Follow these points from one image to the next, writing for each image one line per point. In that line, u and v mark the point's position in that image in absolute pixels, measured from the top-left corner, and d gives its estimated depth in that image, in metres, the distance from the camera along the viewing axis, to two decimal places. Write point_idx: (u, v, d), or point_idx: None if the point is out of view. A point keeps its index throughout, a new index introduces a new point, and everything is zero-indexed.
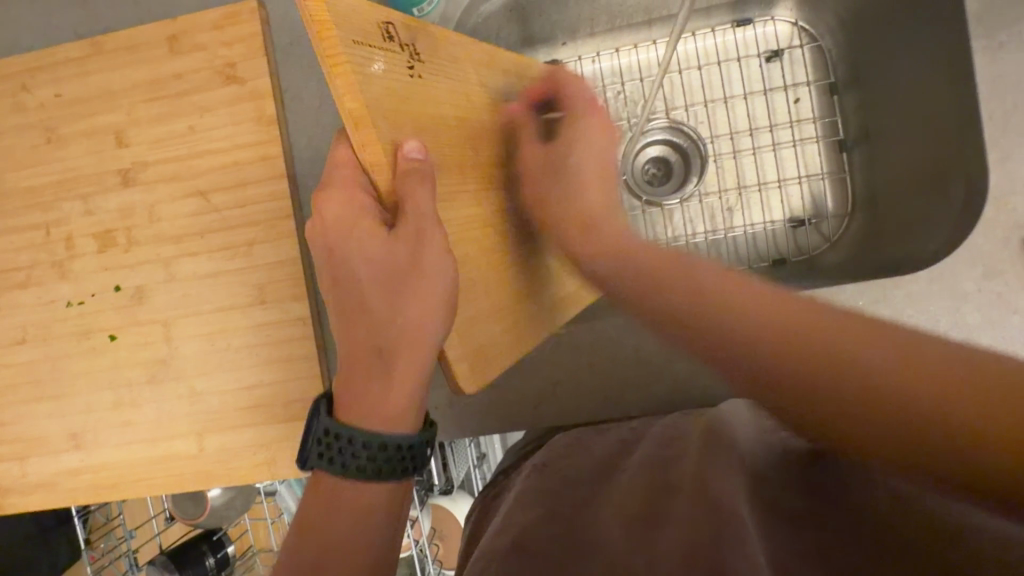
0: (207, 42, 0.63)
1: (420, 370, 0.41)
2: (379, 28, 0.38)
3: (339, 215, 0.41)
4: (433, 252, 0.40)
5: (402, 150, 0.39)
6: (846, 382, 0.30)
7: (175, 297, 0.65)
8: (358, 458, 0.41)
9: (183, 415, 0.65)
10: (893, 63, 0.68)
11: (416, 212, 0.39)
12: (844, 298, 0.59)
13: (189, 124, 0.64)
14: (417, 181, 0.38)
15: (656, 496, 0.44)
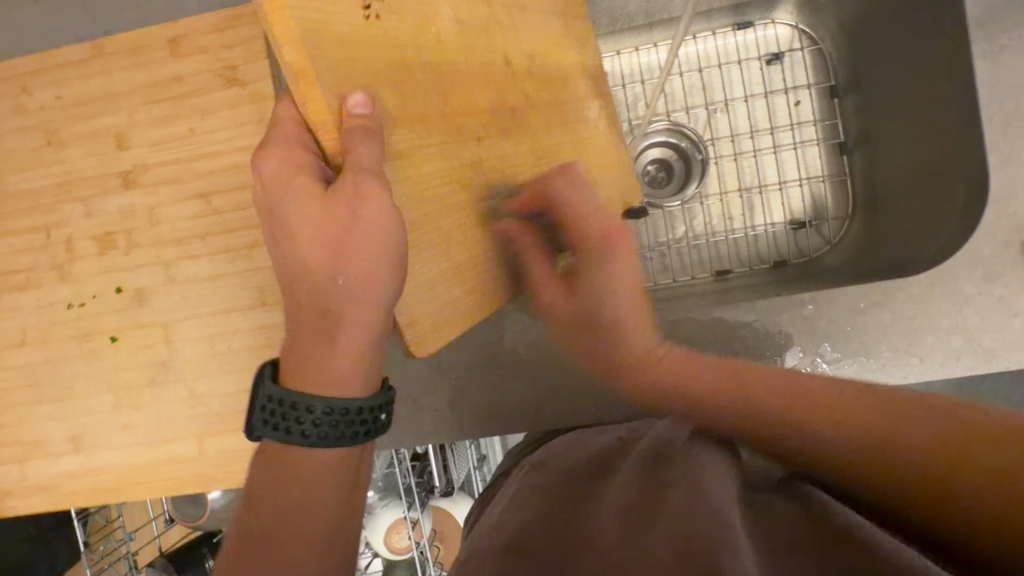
0: (208, 44, 0.63)
1: (367, 336, 0.38)
2: None
3: (273, 173, 0.36)
4: (376, 216, 0.34)
5: (345, 105, 0.32)
6: None
7: (175, 299, 0.64)
8: (305, 423, 0.39)
9: (184, 418, 0.65)
10: (893, 66, 0.68)
11: (358, 169, 0.32)
12: (844, 301, 0.59)
13: (189, 126, 0.64)
14: (361, 138, 0.32)
15: (655, 495, 0.44)
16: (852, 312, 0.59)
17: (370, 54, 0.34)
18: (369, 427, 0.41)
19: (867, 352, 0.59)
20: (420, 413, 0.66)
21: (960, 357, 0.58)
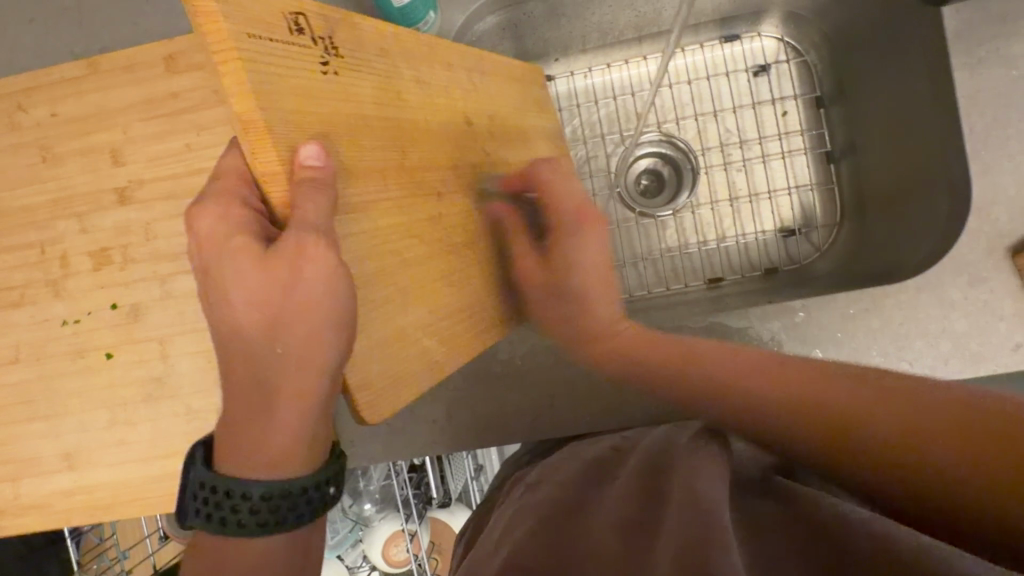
0: (204, 61, 0.64)
1: (314, 406, 0.38)
2: (282, 19, 0.34)
3: (211, 229, 0.36)
4: (320, 277, 0.33)
5: (297, 156, 0.33)
6: (873, 430, 0.39)
7: (171, 314, 0.64)
8: (240, 512, 0.39)
9: (180, 433, 0.65)
10: (877, 77, 0.70)
11: (303, 225, 0.33)
12: (834, 306, 0.60)
13: (185, 142, 0.64)
14: (310, 193, 0.32)
15: (650, 510, 0.44)
16: (843, 318, 0.60)
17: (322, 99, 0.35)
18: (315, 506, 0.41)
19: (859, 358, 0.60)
20: (417, 423, 0.66)
21: (947, 363, 0.59)
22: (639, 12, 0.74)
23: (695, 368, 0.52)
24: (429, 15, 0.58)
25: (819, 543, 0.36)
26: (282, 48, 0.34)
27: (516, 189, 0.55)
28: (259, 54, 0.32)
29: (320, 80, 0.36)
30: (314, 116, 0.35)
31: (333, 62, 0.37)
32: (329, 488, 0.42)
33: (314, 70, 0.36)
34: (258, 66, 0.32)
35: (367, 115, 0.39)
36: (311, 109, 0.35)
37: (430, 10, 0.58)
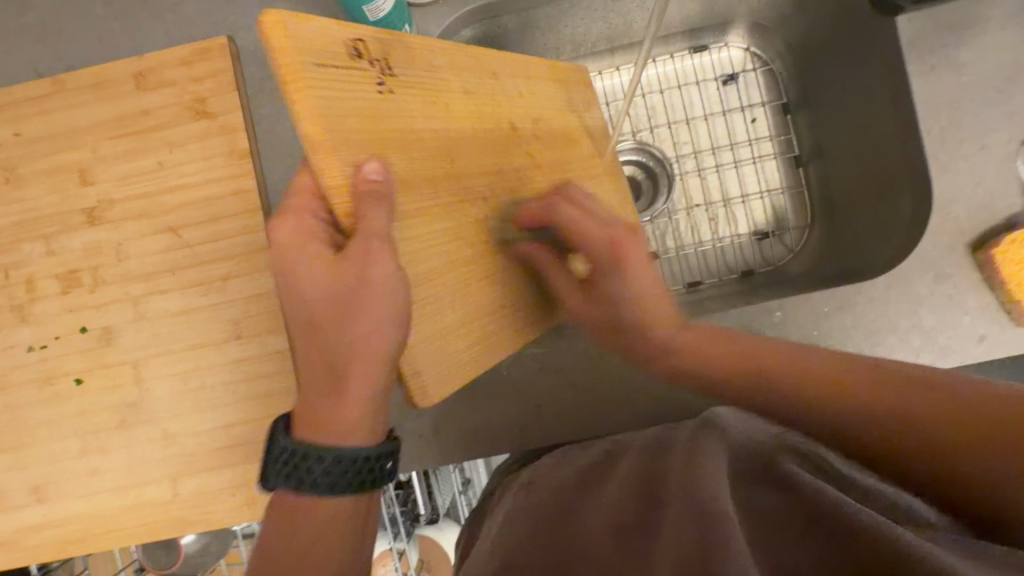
0: (176, 78, 0.63)
1: (372, 388, 0.41)
2: (345, 45, 0.39)
3: (288, 238, 0.41)
4: (382, 277, 0.38)
5: (361, 172, 0.38)
6: (876, 414, 0.45)
7: (146, 336, 0.63)
8: (314, 473, 0.41)
9: (156, 460, 0.62)
10: (841, 84, 0.73)
11: (369, 234, 0.38)
12: (809, 305, 0.62)
13: (157, 160, 0.63)
14: (374, 207, 0.38)
15: (638, 515, 0.44)
16: (817, 316, 0.62)
17: (376, 115, 0.41)
18: (376, 477, 0.43)
19: None
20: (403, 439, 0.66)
21: (918, 356, 0.61)
22: (611, 26, 0.75)
23: (767, 353, 0.52)
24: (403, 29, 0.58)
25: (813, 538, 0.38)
26: (347, 72, 0.39)
27: (532, 220, 0.52)
28: (321, 77, 0.37)
29: (376, 95, 0.41)
30: (370, 129, 0.40)
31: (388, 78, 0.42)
32: (385, 463, 0.43)
33: (373, 86, 0.41)
34: (322, 88, 0.37)
35: (418, 131, 0.44)
36: (371, 127, 0.40)
37: (406, 23, 0.58)
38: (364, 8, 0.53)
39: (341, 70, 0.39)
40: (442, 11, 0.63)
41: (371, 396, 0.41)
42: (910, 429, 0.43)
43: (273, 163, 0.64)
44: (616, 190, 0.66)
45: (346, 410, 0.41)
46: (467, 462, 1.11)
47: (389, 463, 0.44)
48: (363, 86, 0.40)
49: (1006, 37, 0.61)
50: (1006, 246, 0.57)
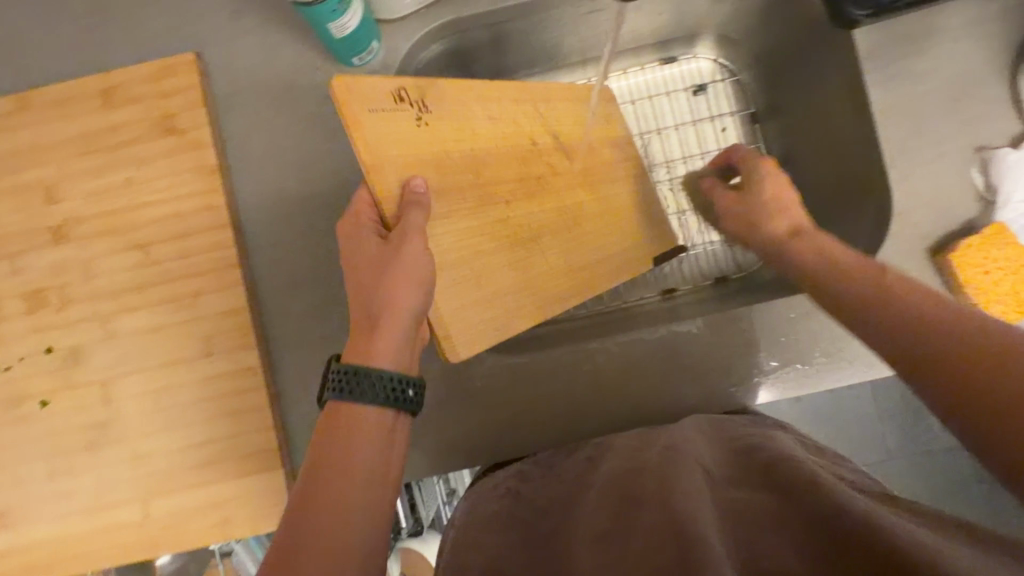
0: (144, 94, 0.62)
1: (399, 337, 0.49)
2: (390, 94, 0.51)
3: (347, 228, 0.53)
4: (414, 251, 0.48)
5: (408, 183, 0.50)
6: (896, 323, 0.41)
7: (114, 355, 0.61)
8: (361, 386, 0.47)
9: (126, 481, 0.61)
10: (805, 94, 0.74)
11: (407, 224, 0.49)
12: (777, 310, 0.63)
13: (126, 177, 0.62)
14: (415, 207, 0.50)
15: (620, 518, 0.46)
16: (786, 322, 0.64)
17: (424, 147, 0.53)
18: (402, 403, 0.48)
19: (802, 360, 0.64)
20: None
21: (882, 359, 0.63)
22: (583, 40, 0.77)
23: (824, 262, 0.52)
24: (370, 45, 0.59)
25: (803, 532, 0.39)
26: (395, 119, 0.51)
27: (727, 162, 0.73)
28: (382, 125, 0.50)
29: (415, 129, 0.53)
30: (410, 155, 0.52)
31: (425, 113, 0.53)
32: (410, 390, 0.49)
33: (412, 123, 0.52)
34: (385, 132, 0.50)
35: (454, 156, 0.55)
36: (419, 155, 0.52)
37: (373, 40, 0.60)
38: (329, 26, 0.54)
39: (390, 114, 0.51)
40: (410, 27, 0.64)
41: (401, 333, 0.49)
42: (923, 339, 0.38)
43: (244, 179, 0.63)
44: (587, 200, 0.67)
45: (380, 346, 0.49)
46: (452, 473, 1.11)
47: (412, 392, 0.49)
48: (409, 124, 0.52)
49: (961, 47, 0.63)
50: (961, 251, 0.59)
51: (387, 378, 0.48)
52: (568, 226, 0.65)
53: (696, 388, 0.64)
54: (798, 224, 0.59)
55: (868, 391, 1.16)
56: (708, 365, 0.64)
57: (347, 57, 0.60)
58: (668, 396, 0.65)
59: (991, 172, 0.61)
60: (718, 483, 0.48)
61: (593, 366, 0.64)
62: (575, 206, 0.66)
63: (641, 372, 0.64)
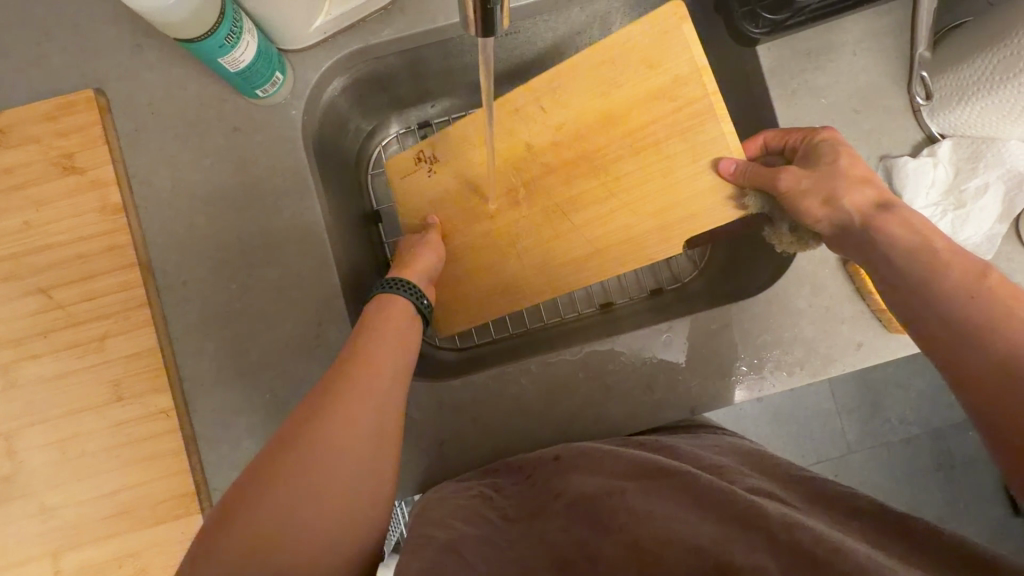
0: (40, 134, 0.60)
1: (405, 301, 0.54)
2: (409, 157, 0.68)
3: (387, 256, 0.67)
4: (432, 248, 0.63)
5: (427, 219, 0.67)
6: (955, 321, 0.42)
7: (17, 405, 0.59)
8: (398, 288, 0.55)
9: (36, 536, 0.58)
10: (739, 98, 0.70)
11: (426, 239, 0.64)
12: (697, 323, 0.64)
13: (22, 220, 0.60)
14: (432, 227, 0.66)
15: (590, 542, 0.46)
16: (706, 334, 0.64)
17: (431, 188, 0.67)
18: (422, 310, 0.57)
19: (725, 371, 0.64)
20: None
21: (802, 367, 0.63)
22: (512, 66, 0.80)
23: (861, 243, 0.50)
24: (274, 76, 0.58)
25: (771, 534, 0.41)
26: (411, 173, 0.68)
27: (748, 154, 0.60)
28: (402, 184, 0.68)
29: (427, 180, 0.67)
30: (424, 193, 0.67)
31: (434, 165, 0.67)
32: (423, 300, 0.57)
33: (424, 177, 0.67)
34: (403, 185, 0.68)
35: (448, 189, 0.67)
36: (426, 197, 0.67)
37: (276, 71, 0.58)
38: (220, 60, 0.53)
39: (409, 172, 0.68)
40: (318, 59, 0.63)
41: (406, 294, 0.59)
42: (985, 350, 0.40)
43: (151, 216, 0.62)
44: (601, 183, 0.62)
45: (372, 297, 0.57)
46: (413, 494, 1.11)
47: (427, 303, 0.57)
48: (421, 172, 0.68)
49: (859, 61, 0.64)
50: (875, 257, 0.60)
51: (410, 286, 0.56)
52: (553, 225, 0.64)
53: (622, 406, 0.64)
54: (873, 200, 0.51)
55: (827, 387, 1.16)
56: (631, 384, 0.64)
57: (249, 90, 0.58)
58: (591, 415, 0.64)
59: (894, 179, 0.62)
60: (703, 496, 0.47)
61: (520, 389, 0.64)
62: (569, 195, 0.63)
63: (565, 393, 0.64)
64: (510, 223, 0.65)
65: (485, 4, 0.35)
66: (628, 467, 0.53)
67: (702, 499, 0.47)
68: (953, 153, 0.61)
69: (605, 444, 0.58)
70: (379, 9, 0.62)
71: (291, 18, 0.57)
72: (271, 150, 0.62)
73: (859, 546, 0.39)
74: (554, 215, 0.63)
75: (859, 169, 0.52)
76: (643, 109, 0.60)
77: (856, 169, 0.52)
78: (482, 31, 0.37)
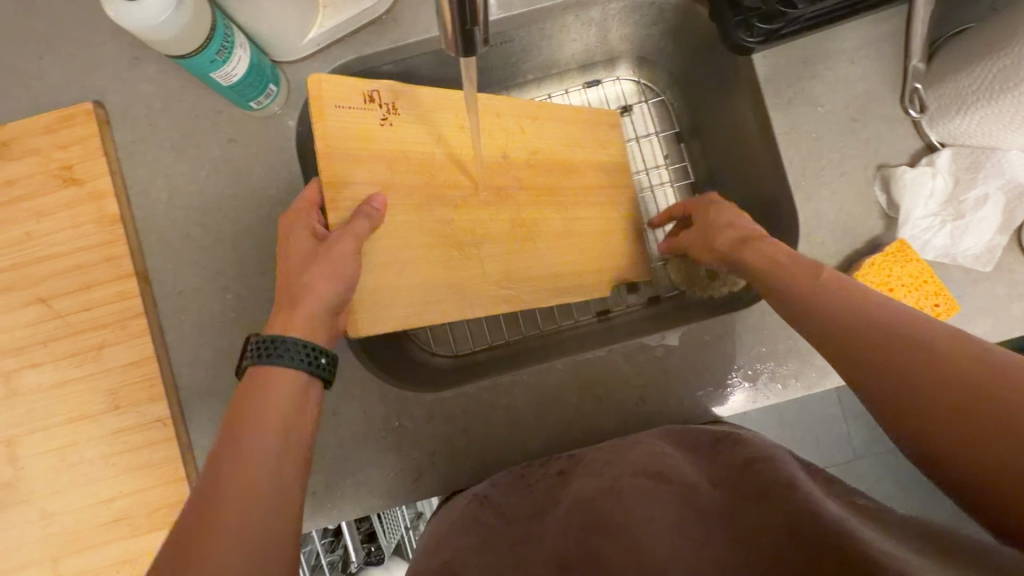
0: (41, 146, 0.61)
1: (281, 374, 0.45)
2: (360, 91, 0.55)
3: (289, 220, 0.54)
4: (342, 249, 0.50)
5: (370, 199, 0.53)
6: (876, 354, 0.40)
7: (18, 413, 0.60)
8: (282, 356, 0.45)
9: (35, 541, 0.60)
10: (735, 105, 0.71)
11: (352, 227, 0.51)
12: (690, 335, 0.64)
13: (23, 230, 0.61)
14: (366, 219, 0.52)
15: (591, 542, 0.45)
16: (698, 345, 0.64)
17: (377, 145, 0.56)
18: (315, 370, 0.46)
19: (717, 383, 0.64)
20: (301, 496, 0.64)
21: (797, 379, 0.63)
22: (512, 73, 0.80)
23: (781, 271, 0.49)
24: (267, 88, 0.59)
25: (756, 531, 0.40)
26: (358, 115, 0.55)
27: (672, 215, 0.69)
28: (341, 117, 0.54)
29: (376, 127, 0.56)
30: (363, 147, 0.55)
31: (392, 117, 0.57)
32: (320, 357, 0.47)
33: (376, 123, 0.56)
34: (340, 117, 0.54)
35: (405, 151, 0.57)
36: (367, 146, 0.55)
37: (270, 83, 0.59)
38: (212, 74, 0.53)
39: (355, 111, 0.55)
40: (312, 69, 0.63)
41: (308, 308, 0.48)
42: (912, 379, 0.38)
43: (148, 226, 0.63)
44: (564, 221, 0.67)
45: (297, 312, 0.48)
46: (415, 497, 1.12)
47: (326, 360, 0.47)
48: (371, 114, 0.56)
49: (857, 68, 0.64)
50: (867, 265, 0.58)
51: (299, 349, 0.45)
52: (529, 238, 0.64)
53: (613, 417, 0.64)
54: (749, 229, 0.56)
55: (833, 396, 1.14)
56: (621, 395, 0.64)
57: (242, 102, 0.59)
58: (583, 426, 0.64)
59: (891, 190, 0.61)
60: (689, 500, 0.47)
61: (511, 400, 0.64)
62: (531, 217, 0.64)
63: (556, 403, 0.64)
64: (478, 224, 0.61)
65: (463, 26, 0.35)
66: (624, 465, 0.52)
67: (688, 495, 0.47)
68: (952, 162, 0.60)
69: (598, 451, 0.58)
70: (374, 19, 0.62)
71: (286, 31, 0.57)
72: (265, 160, 0.63)
73: (851, 522, 0.37)
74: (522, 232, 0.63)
75: (730, 217, 0.58)
76: (588, 169, 0.70)
77: (725, 217, 0.58)
78: (464, 51, 0.38)
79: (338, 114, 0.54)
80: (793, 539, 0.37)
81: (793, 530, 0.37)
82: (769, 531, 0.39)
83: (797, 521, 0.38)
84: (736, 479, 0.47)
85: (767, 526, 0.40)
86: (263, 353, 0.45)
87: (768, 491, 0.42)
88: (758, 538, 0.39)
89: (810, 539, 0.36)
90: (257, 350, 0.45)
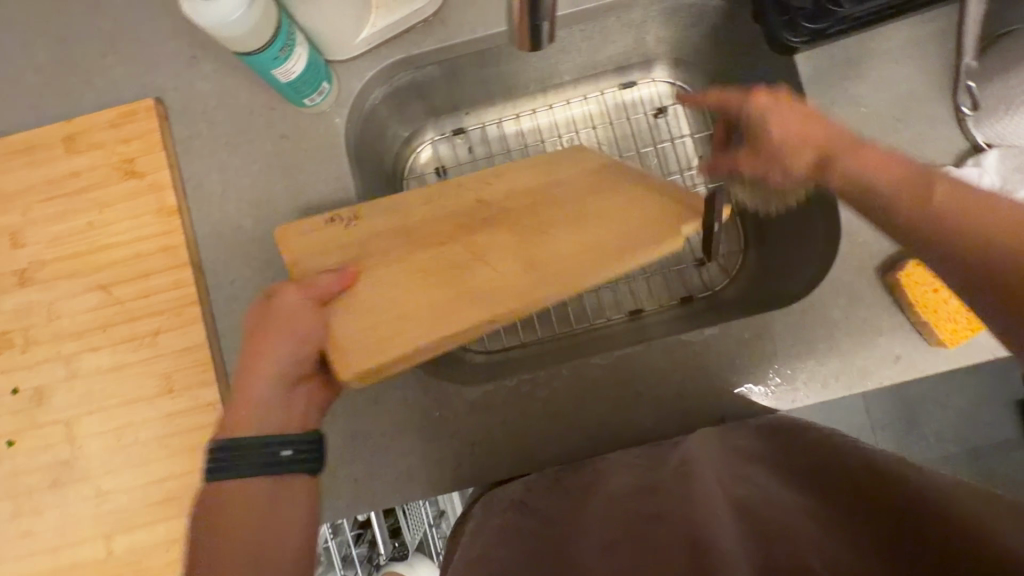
0: (105, 140, 0.64)
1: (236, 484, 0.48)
2: (321, 218, 0.57)
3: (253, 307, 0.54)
4: (299, 311, 0.51)
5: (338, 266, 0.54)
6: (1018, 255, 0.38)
7: (77, 394, 0.63)
8: (238, 463, 0.48)
9: (90, 518, 0.62)
10: None
11: (313, 288, 0.52)
12: (729, 333, 0.64)
13: (87, 220, 0.64)
14: (330, 278, 0.52)
15: (647, 522, 0.46)
16: (739, 343, 0.64)
17: (344, 242, 0.56)
18: (284, 463, 0.49)
19: (756, 381, 0.64)
20: (338, 482, 0.65)
21: (837, 379, 0.62)
22: (548, 73, 0.80)
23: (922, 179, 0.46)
24: (321, 86, 0.61)
25: (837, 515, 0.40)
26: (319, 236, 0.56)
27: None
28: (303, 239, 0.56)
29: (344, 234, 0.56)
30: (333, 251, 0.56)
31: (357, 219, 0.57)
32: (283, 450, 0.49)
33: (342, 232, 0.56)
34: (301, 239, 0.56)
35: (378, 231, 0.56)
36: (334, 247, 0.56)
37: (323, 81, 0.61)
38: (274, 72, 0.56)
39: (317, 230, 0.56)
40: (361, 68, 0.65)
41: (262, 401, 0.50)
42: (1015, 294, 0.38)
43: (204, 217, 0.65)
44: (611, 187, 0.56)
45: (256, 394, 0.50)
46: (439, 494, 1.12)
47: (290, 450, 0.49)
48: (337, 226, 0.56)
49: (901, 68, 0.64)
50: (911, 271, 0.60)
51: (253, 447, 0.48)
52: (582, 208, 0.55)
53: (652, 411, 0.65)
54: None
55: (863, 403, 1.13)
56: (659, 393, 0.65)
57: (298, 99, 0.61)
58: (620, 420, 0.65)
59: None
60: (748, 483, 0.47)
61: (549, 393, 0.65)
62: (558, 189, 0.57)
63: (594, 398, 0.65)
64: (482, 244, 0.55)
65: (533, 21, 0.37)
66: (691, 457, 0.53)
67: (744, 479, 0.48)
68: (1001, 162, 0.59)
69: (627, 457, 0.59)
70: (423, 19, 0.65)
71: (341, 30, 0.60)
72: (314, 157, 0.65)
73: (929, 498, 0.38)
74: (529, 231, 0.55)
75: None
76: None
77: None
78: (530, 47, 0.39)
79: (299, 241, 0.56)
80: (884, 527, 0.38)
81: (881, 519, 0.38)
82: (851, 521, 0.40)
83: (884, 515, 0.38)
84: (801, 472, 0.48)
85: (849, 514, 0.40)
86: (217, 470, 0.48)
87: (850, 484, 0.43)
88: (836, 520, 0.40)
89: (894, 534, 0.37)
90: (215, 465, 0.48)
